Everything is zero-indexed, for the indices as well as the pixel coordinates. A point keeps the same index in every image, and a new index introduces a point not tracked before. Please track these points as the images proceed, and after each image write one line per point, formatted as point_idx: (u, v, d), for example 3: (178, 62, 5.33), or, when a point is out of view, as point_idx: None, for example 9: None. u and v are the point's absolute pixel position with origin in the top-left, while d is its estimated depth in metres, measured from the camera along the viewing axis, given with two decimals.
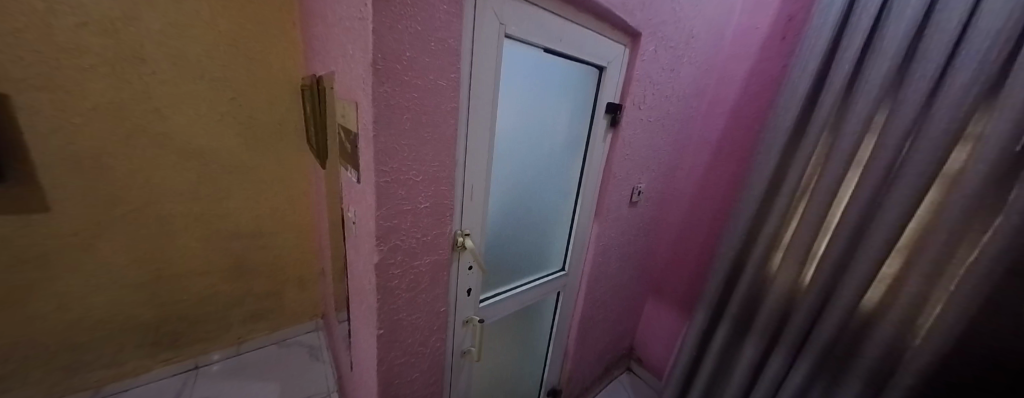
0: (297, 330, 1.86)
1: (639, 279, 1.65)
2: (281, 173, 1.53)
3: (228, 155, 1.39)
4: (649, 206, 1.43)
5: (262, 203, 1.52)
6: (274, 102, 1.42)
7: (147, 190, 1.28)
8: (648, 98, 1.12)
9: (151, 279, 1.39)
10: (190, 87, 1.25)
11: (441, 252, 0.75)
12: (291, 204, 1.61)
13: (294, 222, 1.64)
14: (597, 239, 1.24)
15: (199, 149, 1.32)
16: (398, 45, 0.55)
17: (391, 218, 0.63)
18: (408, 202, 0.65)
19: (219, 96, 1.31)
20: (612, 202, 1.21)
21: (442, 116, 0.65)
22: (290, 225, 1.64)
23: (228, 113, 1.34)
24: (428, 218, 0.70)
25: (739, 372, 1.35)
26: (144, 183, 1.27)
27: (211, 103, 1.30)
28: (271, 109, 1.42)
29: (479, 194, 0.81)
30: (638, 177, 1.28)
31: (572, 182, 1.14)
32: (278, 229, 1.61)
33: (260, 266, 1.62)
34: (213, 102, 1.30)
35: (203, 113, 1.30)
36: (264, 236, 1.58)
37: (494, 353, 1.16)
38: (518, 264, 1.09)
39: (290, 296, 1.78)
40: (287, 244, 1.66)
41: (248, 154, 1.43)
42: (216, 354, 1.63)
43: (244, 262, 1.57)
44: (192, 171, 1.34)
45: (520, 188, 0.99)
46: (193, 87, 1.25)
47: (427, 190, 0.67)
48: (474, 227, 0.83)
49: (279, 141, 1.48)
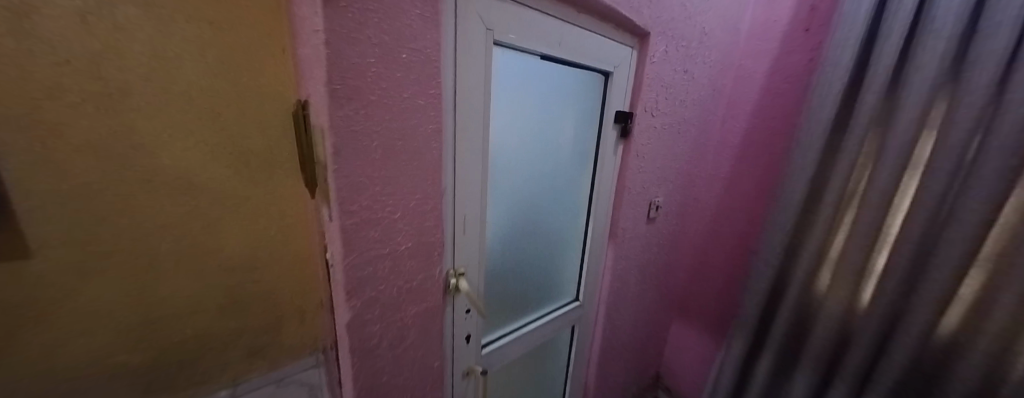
0: (283, 364, 0.68)
1: (662, 301, 1.48)
2: (251, 258, 0.59)
3: (138, 221, 0.48)
4: (669, 220, 1.28)
5: (250, 238, 0.58)
6: (231, 95, 0.50)
7: (132, 168, 0.45)
8: (661, 103, 1.00)
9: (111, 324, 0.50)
10: (78, 78, 0.39)
11: (431, 299, 0.64)
12: (271, 237, 0.60)
13: (286, 250, 0.63)
14: (613, 262, 1.11)
15: (127, 123, 0.44)
16: (363, 58, 0.44)
17: (364, 266, 0.52)
18: (384, 246, 0.53)
19: (162, 94, 0.45)
20: (627, 221, 1.08)
21: (421, 141, 0.54)
22: (278, 239, 0.61)
23: (161, 128, 0.46)
24: (413, 262, 0.58)
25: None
26: (129, 114, 0.43)
27: (125, 99, 0.42)
28: (226, 107, 0.50)
29: (474, 226, 0.70)
30: (655, 190, 1.14)
31: (581, 201, 1.02)
32: (275, 232, 0.61)
33: (246, 278, 0.60)
34: (120, 96, 0.42)
35: (117, 125, 0.43)
36: (158, 221, 0.49)
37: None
38: (524, 298, 0.96)
39: (283, 335, 0.67)
40: (279, 262, 0.63)
41: (191, 224, 0.52)
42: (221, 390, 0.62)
43: (200, 247, 0.54)
44: (106, 108, 0.42)
45: (521, 214, 0.87)
46: (77, 78, 0.39)
47: (409, 229, 0.56)
48: (470, 265, 0.72)
49: (261, 180, 0.56)
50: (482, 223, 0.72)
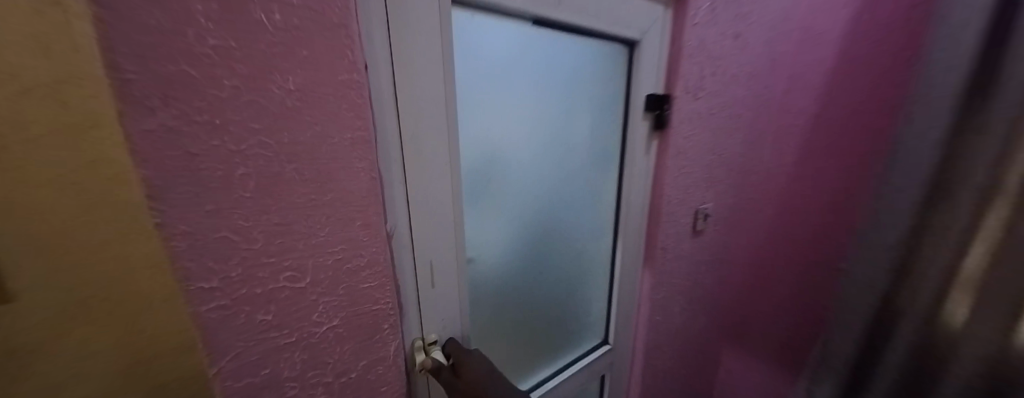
0: None
1: (713, 329, 1.20)
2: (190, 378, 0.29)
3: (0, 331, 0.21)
4: (720, 232, 1.01)
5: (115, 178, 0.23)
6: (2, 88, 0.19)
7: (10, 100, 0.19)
8: (708, 81, 0.74)
9: (90, 329, 0.24)
10: None
11: (386, 390, 0.44)
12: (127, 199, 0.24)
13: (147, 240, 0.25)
14: (651, 292, 0.86)
15: None
16: (177, 18, 0.24)
17: (254, 369, 0.33)
18: (287, 334, 0.34)
19: None
20: (667, 239, 0.83)
21: (333, 163, 0.33)
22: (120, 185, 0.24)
23: None
24: (346, 349, 0.38)
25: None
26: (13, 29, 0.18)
27: None
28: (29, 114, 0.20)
29: (448, 275, 0.49)
30: (701, 195, 0.87)
31: (606, 218, 0.78)
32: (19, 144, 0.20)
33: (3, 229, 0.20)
34: None
35: None
36: None
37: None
38: (536, 345, 0.76)
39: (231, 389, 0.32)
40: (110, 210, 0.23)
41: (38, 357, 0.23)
42: None
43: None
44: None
45: (522, 245, 0.66)
46: None
47: (330, 303, 0.36)
48: (446, 328, 0.51)
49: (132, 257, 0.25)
50: (461, 268, 0.51)
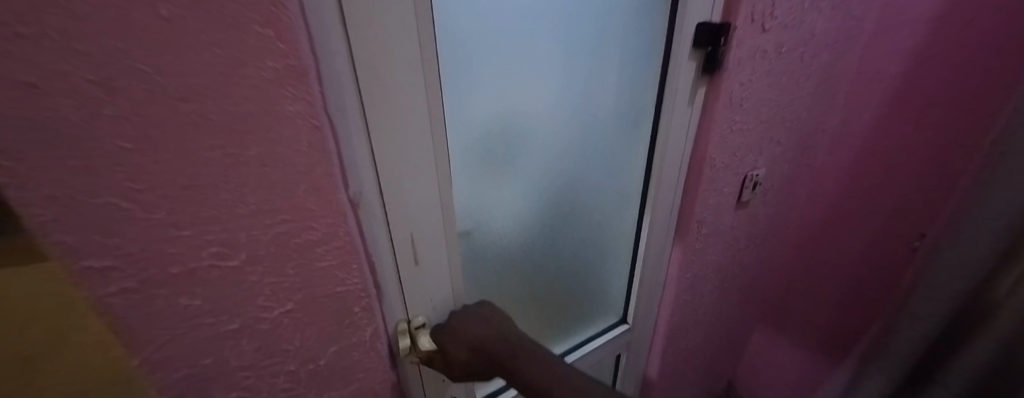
0: None
1: (745, 309, 1.10)
2: None
3: None
4: (769, 204, 0.86)
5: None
6: None
7: None
8: (783, 4, 0.55)
9: None
10: None
11: (368, 373, 0.39)
12: None
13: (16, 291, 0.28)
14: (680, 270, 0.76)
15: None
16: None
17: (192, 360, 0.27)
18: (228, 320, 0.28)
19: None
20: (705, 212, 0.71)
21: (253, 106, 0.23)
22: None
23: None
24: (308, 334, 0.33)
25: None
26: None
27: None
28: None
29: (435, 252, 0.42)
30: (752, 158, 0.72)
31: (633, 187, 0.67)
32: None
33: None
34: None
35: None
36: None
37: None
38: (546, 323, 0.70)
39: None
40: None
41: None
42: None
43: None
44: None
45: (528, 218, 0.57)
46: None
47: (279, 283, 0.29)
48: (435, 309, 0.45)
49: None
50: (451, 243, 0.43)
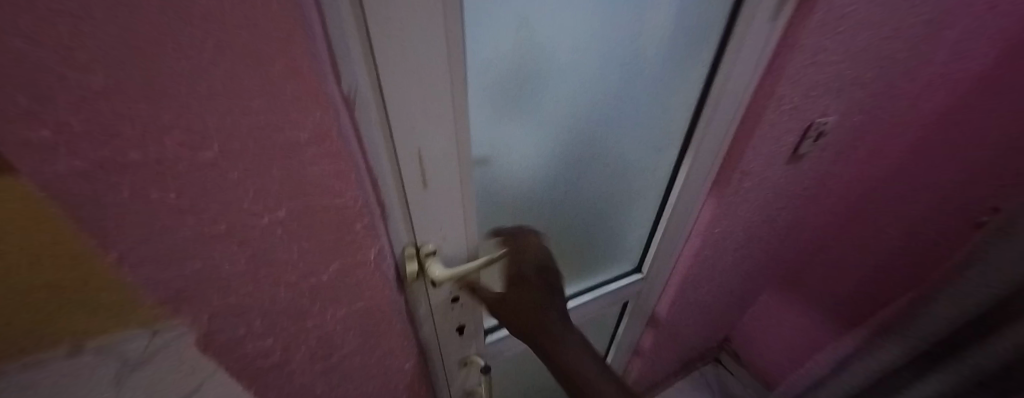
0: None
1: (762, 270, 1.06)
2: None
3: None
4: (825, 161, 0.76)
5: None
6: None
7: None
8: None
9: None
10: None
11: (375, 295, 0.38)
12: None
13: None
14: (708, 224, 0.70)
15: None
16: None
17: (179, 262, 0.25)
18: (213, 224, 0.24)
19: None
20: (754, 162, 0.62)
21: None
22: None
23: None
24: (304, 247, 0.30)
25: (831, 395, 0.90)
26: None
27: None
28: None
29: (445, 175, 0.36)
30: (825, 102, 0.61)
31: (678, 125, 0.57)
32: None
33: None
34: None
35: None
36: None
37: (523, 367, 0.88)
38: (557, 266, 0.67)
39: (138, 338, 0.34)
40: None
41: None
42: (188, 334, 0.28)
43: None
44: None
45: (551, 151, 0.50)
46: None
47: (268, 187, 0.25)
48: (446, 239, 0.42)
49: None
50: (463, 168, 0.38)
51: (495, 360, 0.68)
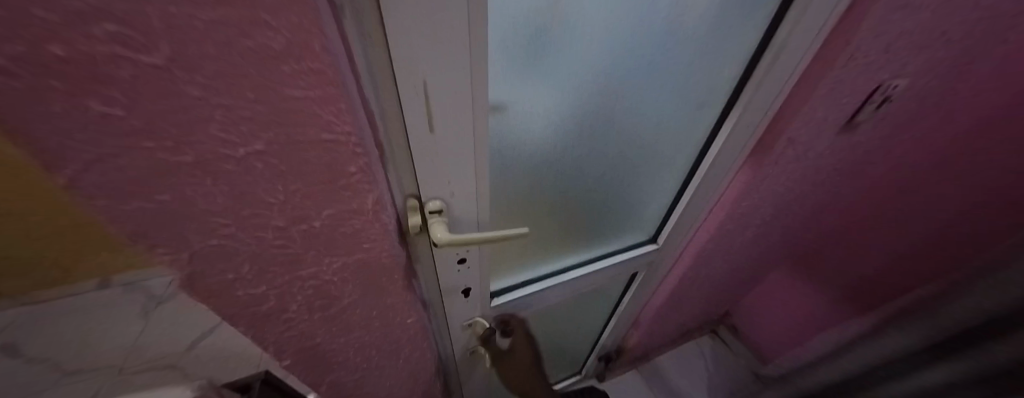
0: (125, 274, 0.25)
1: (778, 249, 1.02)
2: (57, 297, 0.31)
3: None
4: (877, 134, 0.68)
5: None
6: None
7: None
8: None
9: None
10: None
11: (375, 246, 0.34)
12: None
13: None
14: (737, 196, 0.65)
15: None
16: None
17: (145, 190, 0.21)
18: (177, 150, 0.20)
19: None
20: (803, 128, 0.55)
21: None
22: None
23: None
24: (292, 187, 0.26)
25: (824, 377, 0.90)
26: None
27: None
28: None
29: (456, 119, 0.31)
30: (899, 60, 0.52)
31: (726, 80, 0.50)
32: None
33: None
34: None
35: None
36: None
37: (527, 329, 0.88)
38: (570, 233, 0.63)
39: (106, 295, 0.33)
40: None
41: None
42: (166, 274, 0.26)
43: None
44: None
45: (578, 105, 0.44)
46: None
47: (236, 111, 0.20)
48: (454, 195, 0.37)
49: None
50: (478, 113, 0.32)
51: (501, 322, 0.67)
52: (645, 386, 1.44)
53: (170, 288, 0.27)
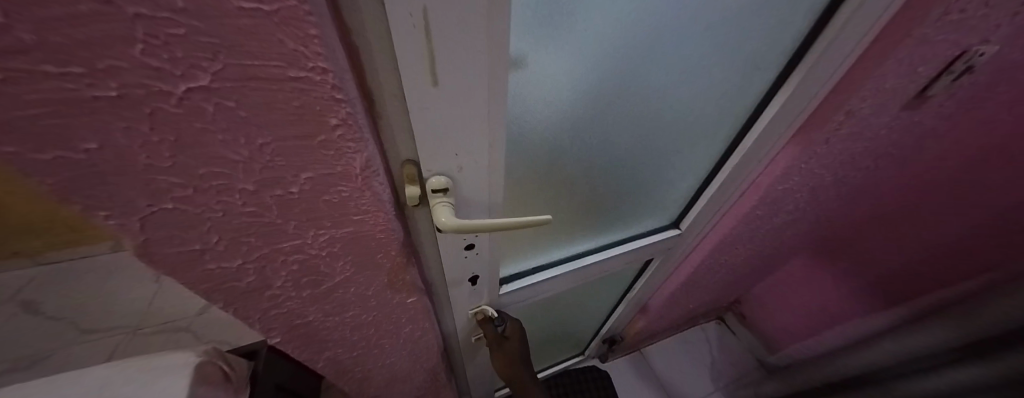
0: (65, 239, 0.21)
1: (802, 237, 0.96)
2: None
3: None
4: (942, 113, 0.60)
5: None
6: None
7: None
8: None
9: None
10: None
11: (369, 219, 0.30)
12: None
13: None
14: (774, 177, 0.58)
15: None
16: None
17: (61, 132, 0.16)
18: (98, 84, 0.15)
19: None
20: (866, 100, 0.48)
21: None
22: None
23: None
24: (259, 141, 0.20)
25: (833, 367, 0.87)
26: None
27: None
28: None
29: (470, 76, 0.24)
30: (997, 19, 0.43)
31: (793, 35, 0.42)
32: None
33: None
34: None
35: None
36: None
37: (534, 313, 0.85)
38: (586, 216, 0.58)
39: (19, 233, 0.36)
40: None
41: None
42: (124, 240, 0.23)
43: None
44: None
45: (608, 64, 0.37)
46: None
47: (165, 27, 0.15)
48: (463, 170, 0.31)
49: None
50: (497, 68, 0.25)
51: (508, 307, 0.64)
52: (648, 368, 1.44)
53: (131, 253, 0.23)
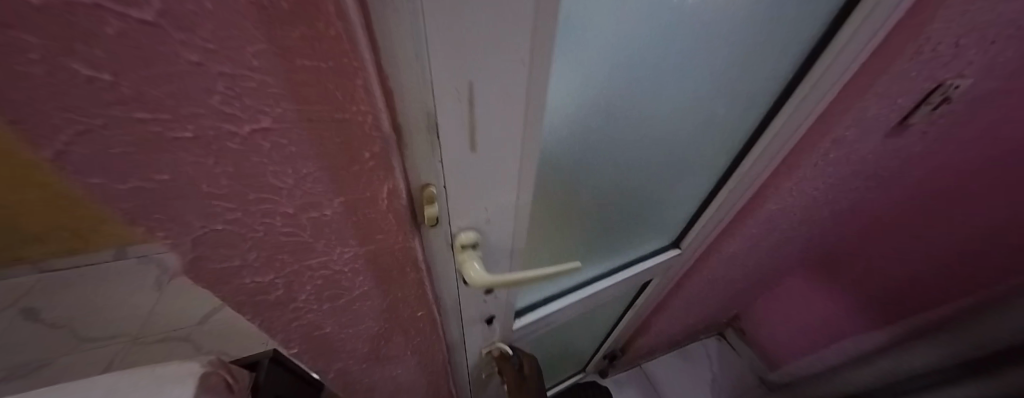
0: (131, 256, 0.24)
1: (798, 255, 0.99)
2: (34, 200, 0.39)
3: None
4: (924, 139, 0.63)
5: None
6: None
7: None
8: None
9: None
10: None
11: (389, 235, 0.32)
12: None
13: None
14: (766, 197, 0.61)
15: None
16: None
17: (141, 164, 0.19)
18: (181, 127, 0.18)
19: None
20: (850, 128, 0.51)
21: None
22: None
23: None
24: (303, 171, 0.23)
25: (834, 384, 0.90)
26: None
27: None
28: None
29: (504, 152, 0.29)
30: (969, 56, 0.47)
31: (781, 73, 0.47)
32: None
33: None
34: None
35: None
36: None
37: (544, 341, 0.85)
38: (596, 251, 0.62)
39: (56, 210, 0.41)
40: None
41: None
42: (173, 256, 0.25)
43: None
44: None
45: (615, 114, 0.41)
46: None
47: (242, 81, 0.18)
48: (489, 225, 0.36)
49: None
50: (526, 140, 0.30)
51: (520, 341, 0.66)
52: (648, 385, 1.43)
53: (178, 268, 0.26)
